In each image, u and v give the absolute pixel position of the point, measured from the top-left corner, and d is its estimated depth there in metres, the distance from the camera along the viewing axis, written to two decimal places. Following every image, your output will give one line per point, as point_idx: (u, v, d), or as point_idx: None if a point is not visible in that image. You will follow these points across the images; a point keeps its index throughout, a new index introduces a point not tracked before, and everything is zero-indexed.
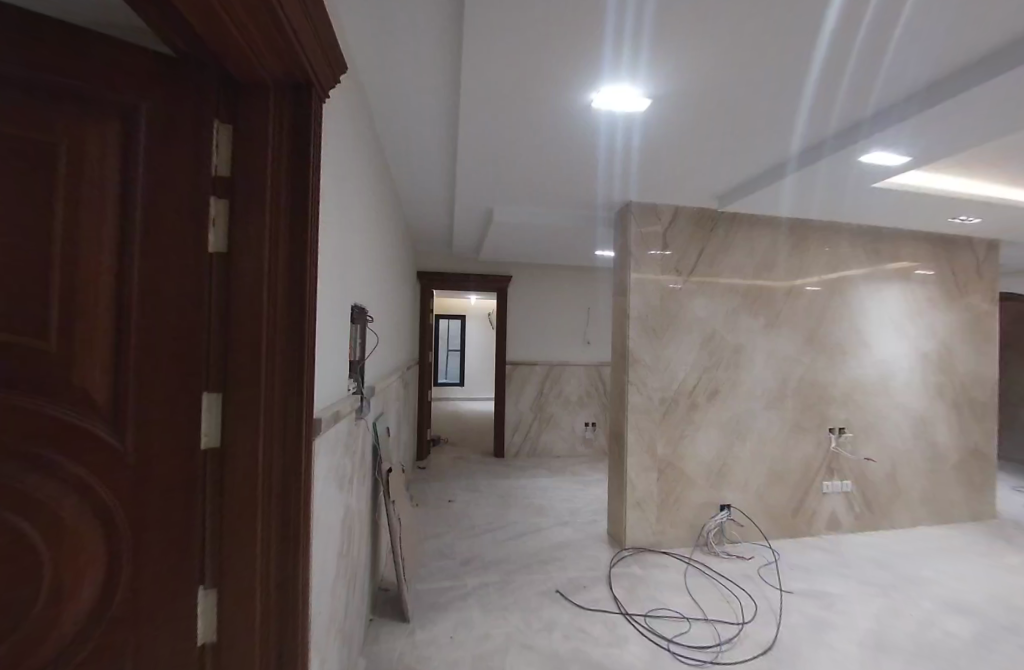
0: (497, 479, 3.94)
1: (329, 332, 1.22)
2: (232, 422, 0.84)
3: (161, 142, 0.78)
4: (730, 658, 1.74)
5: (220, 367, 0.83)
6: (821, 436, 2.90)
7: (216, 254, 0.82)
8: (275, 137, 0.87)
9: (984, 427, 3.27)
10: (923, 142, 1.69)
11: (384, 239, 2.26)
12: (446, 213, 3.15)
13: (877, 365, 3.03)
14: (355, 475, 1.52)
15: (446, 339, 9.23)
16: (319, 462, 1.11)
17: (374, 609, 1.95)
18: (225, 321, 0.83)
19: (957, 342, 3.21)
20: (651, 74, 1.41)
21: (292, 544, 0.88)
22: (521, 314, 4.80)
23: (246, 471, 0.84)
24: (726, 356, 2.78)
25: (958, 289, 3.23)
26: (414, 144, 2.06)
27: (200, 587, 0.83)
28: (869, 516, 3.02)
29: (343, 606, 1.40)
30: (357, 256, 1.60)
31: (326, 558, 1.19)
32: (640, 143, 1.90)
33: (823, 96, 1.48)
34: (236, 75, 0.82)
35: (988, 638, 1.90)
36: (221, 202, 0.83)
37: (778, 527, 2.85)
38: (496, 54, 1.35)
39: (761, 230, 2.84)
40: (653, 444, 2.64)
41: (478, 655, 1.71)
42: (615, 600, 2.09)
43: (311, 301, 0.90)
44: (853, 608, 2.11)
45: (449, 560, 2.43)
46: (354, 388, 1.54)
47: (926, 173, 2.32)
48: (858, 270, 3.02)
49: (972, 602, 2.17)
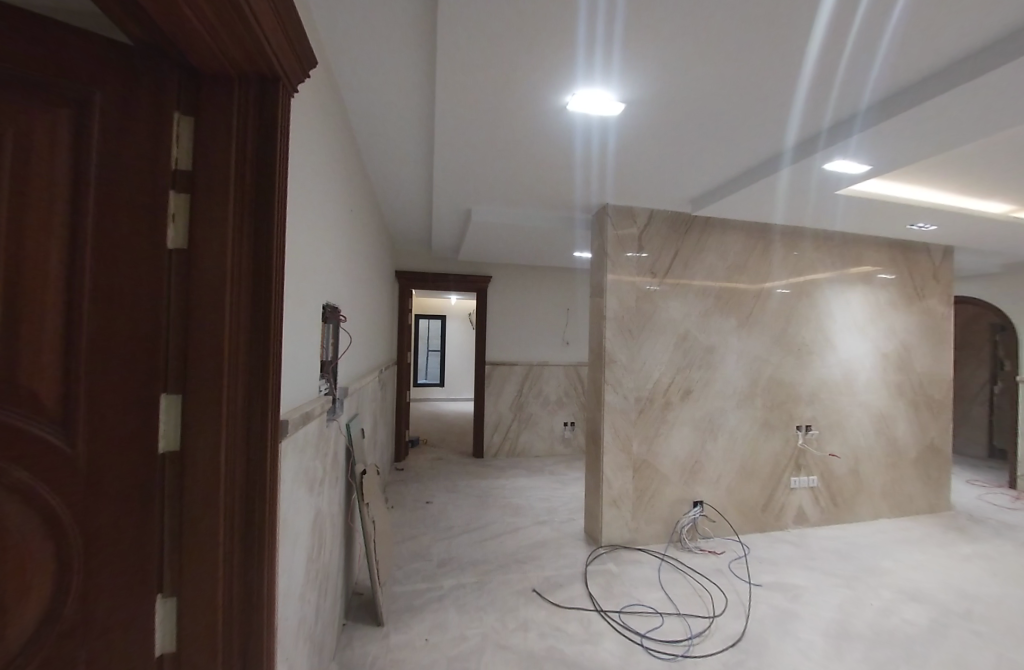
0: (475, 479, 3.92)
1: (298, 330, 1.19)
2: (191, 423, 0.81)
3: (117, 132, 0.75)
4: (700, 651, 1.78)
5: (180, 366, 0.81)
6: (789, 433, 3.00)
7: (177, 252, 0.80)
8: (240, 130, 0.84)
9: (940, 423, 3.44)
10: (882, 151, 1.77)
11: (360, 238, 2.22)
12: (423, 212, 3.12)
13: (841, 364, 3.16)
14: (326, 477, 1.49)
15: (426, 339, 9.13)
16: (287, 465, 1.08)
17: (347, 614, 1.91)
18: (187, 320, 0.81)
19: (915, 342, 3.37)
20: (623, 79, 1.44)
21: (257, 550, 0.86)
22: (501, 314, 4.80)
23: (208, 474, 0.82)
24: (699, 356, 2.84)
25: (916, 293, 3.39)
26: (390, 142, 2.03)
27: (159, 594, 0.81)
28: (834, 510, 3.14)
29: (314, 611, 1.38)
30: (330, 253, 1.57)
31: (294, 561, 1.16)
32: (616, 145, 1.91)
33: (794, 100, 1.52)
34: (197, 65, 0.80)
35: (942, 624, 2.00)
36: (182, 197, 0.81)
37: (749, 522, 2.93)
38: (474, 56, 1.35)
39: (733, 234, 2.92)
40: (628, 442, 2.68)
41: (453, 656, 1.70)
42: (591, 597, 2.12)
43: (279, 298, 0.88)
44: (818, 598, 2.19)
45: (425, 562, 2.41)
46: (326, 388, 1.52)
47: (886, 181, 2.43)
48: (824, 273, 3.13)
49: (928, 591, 2.28)
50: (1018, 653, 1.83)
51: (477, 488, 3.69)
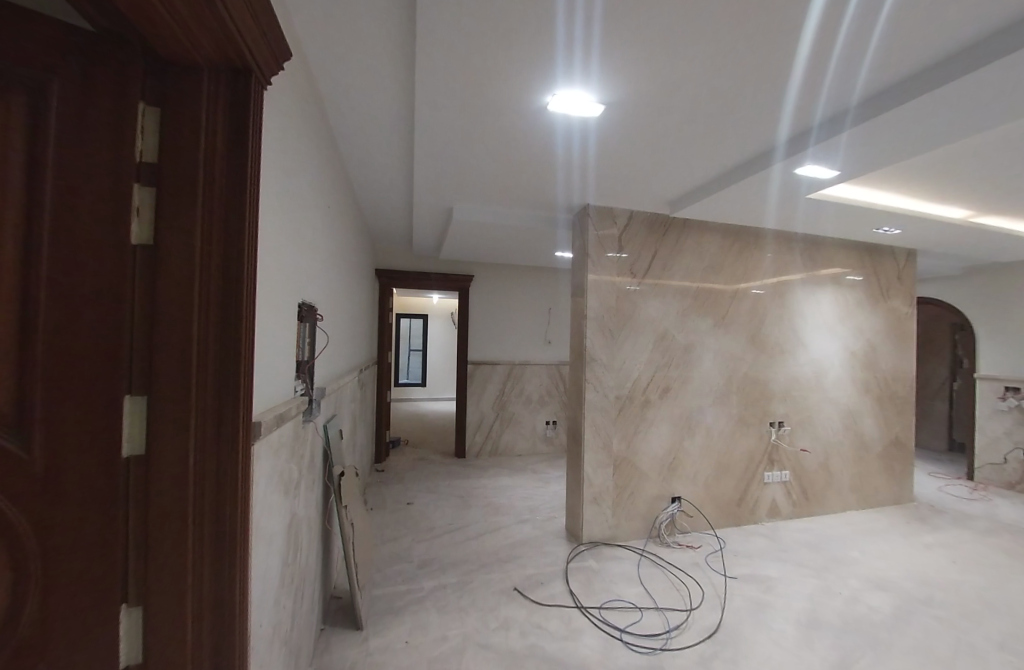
0: (457, 480, 3.90)
1: (273, 330, 1.17)
2: (156, 426, 0.78)
3: (76, 122, 0.71)
4: (678, 643, 1.82)
5: (145, 366, 0.78)
6: (763, 429, 3.09)
7: (141, 247, 0.77)
8: (210, 122, 0.81)
9: (904, 418, 3.60)
10: (852, 156, 1.83)
11: (338, 235, 2.19)
12: (403, 210, 3.08)
13: (812, 362, 3.27)
14: (302, 479, 1.46)
15: (408, 338, 9.03)
16: (259, 469, 1.04)
17: (325, 619, 1.88)
18: (152, 319, 0.78)
19: (881, 341, 3.52)
20: (601, 81, 1.45)
21: (228, 556, 0.83)
22: (483, 314, 4.79)
23: (175, 478, 0.79)
24: (677, 355, 2.90)
25: (882, 293, 3.54)
26: (368, 141, 2.00)
27: (124, 604, 0.77)
28: (805, 503, 3.26)
29: (290, 616, 1.35)
30: (306, 251, 1.53)
31: (269, 566, 1.13)
32: (597, 144, 1.91)
33: (771, 103, 1.55)
34: (163, 53, 0.77)
35: (905, 611, 2.10)
36: (147, 190, 0.78)
37: (725, 517, 3.00)
38: (455, 49, 1.31)
39: (710, 236, 2.99)
40: (609, 440, 2.72)
41: (433, 657, 1.69)
42: (572, 594, 2.14)
43: (251, 297, 0.86)
44: (790, 589, 2.27)
45: (405, 564, 2.38)
46: (302, 389, 1.49)
47: (854, 186, 2.53)
48: (796, 274, 3.24)
49: (893, 579, 2.39)
50: (974, 636, 1.93)
51: (458, 488, 3.66)
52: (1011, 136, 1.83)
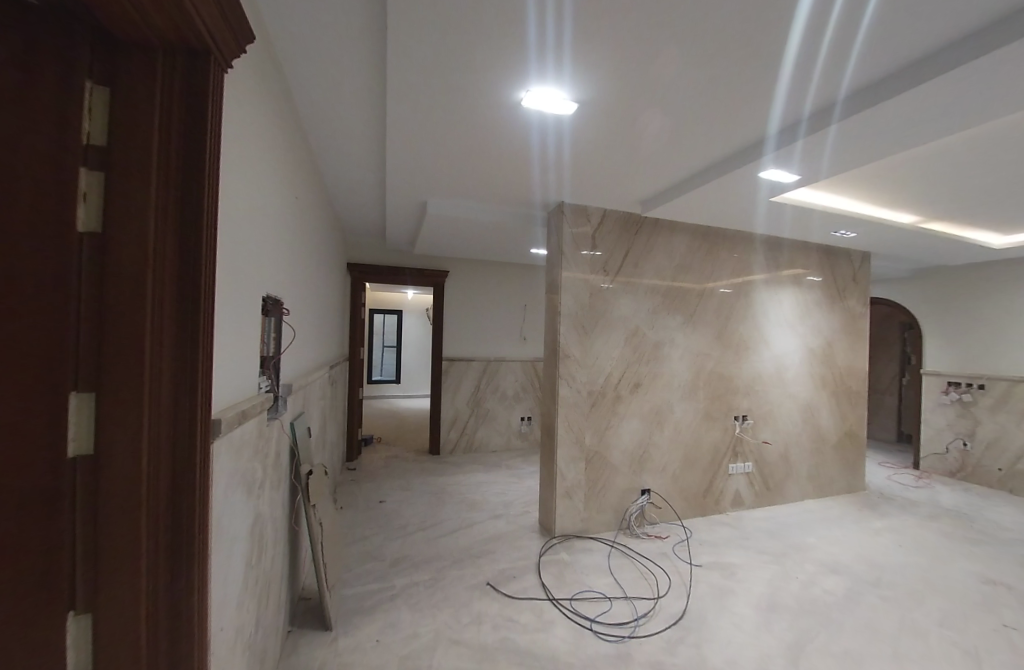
0: (431, 477, 3.87)
1: (235, 326, 1.12)
2: (103, 425, 0.73)
3: (15, 99, 0.66)
4: (645, 630, 1.88)
5: (93, 360, 0.73)
6: (728, 423, 3.22)
7: (88, 234, 0.73)
8: (163, 106, 0.77)
9: (858, 412, 3.81)
10: (821, 158, 1.89)
11: (307, 228, 2.13)
12: (375, 203, 3.02)
13: (774, 358, 3.42)
14: (267, 478, 1.41)
15: (381, 333, 8.86)
16: (219, 468, 1.00)
17: (293, 620, 1.83)
18: (100, 311, 0.73)
19: (837, 338, 3.71)
20: (576, 77, 1.46)
21: (184, 561, 0.80)
22: (458, 310, 4.76)
23: (126, 479, 0.75)
24: (648, 351, 2.97)
25: (838, 293, 3.73)
26: (339, 132, 1.94)
27: (72, 612, 0.73)
28: (766, 493, 3.41)
29: (253, 620, 1.31)
30: (272, 242, 1.48)
31: (230, 569, 1.09)
32: (572, 140, 1.91)
33: (745, 104, 1.60)
34: (113, 29, 0.73)
35: (855, 592, 2.24)
36: (95, 174, 0.73)
37: (691, 507, 3.11)
38: (429, 35, 1.27)
39: (679, 235, 3.08)
40: (581, 435, 2.76)
41: (404, 656, 1.68)
42: (544, 586, 2.17)
43: (209, 292, 0.82)
44: (751, 575, 2.37)
45: (376, 562, 2.35)
46: (267, 385, 1.44)
47: (812, 191, 2.65)
48: (761, 274, 3.38)
49: (845, 563, 2.54)
50: (916, 614, 2.08)
51: (432, 485, 3.64)
52: (958, 144, 1.95)
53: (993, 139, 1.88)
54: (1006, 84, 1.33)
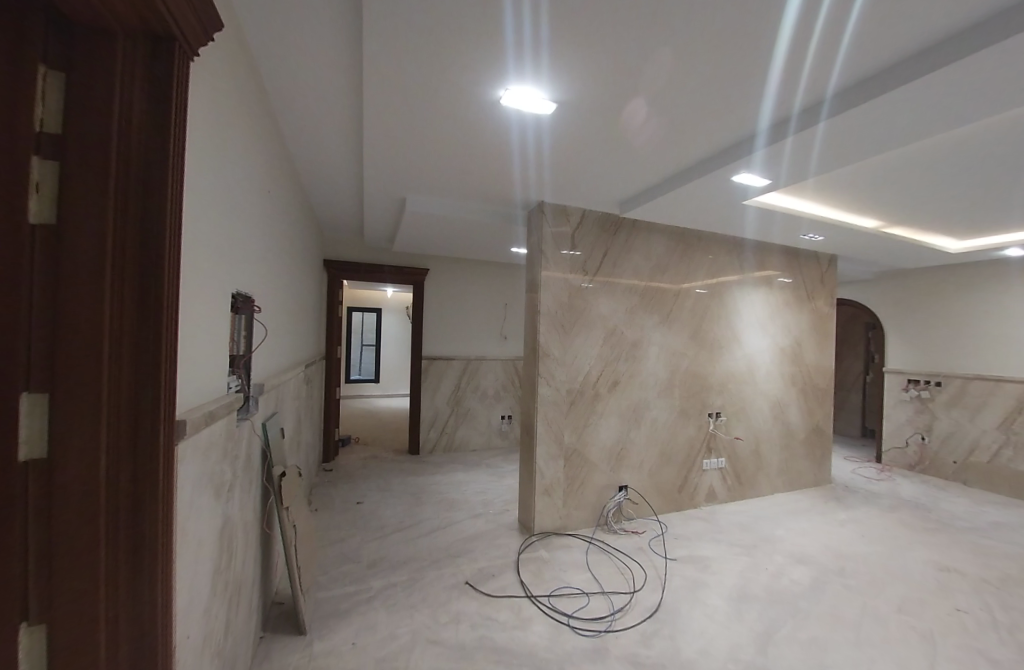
0: (410, 477, 3.83)
1: (202, 325, 1.08)
2: (58, 426, 0.70)
3: None
4: (621, 624, 1.92)
5: (47, 360, 0.70)
6: (702, 420, 3.30)
7: (41, 227, 0.69)
8: (125, 91, 0.74)
9: (824, 408, 3.96)
10: (800, 156, 1.95)
11: (280, 224, 2.07)
12: (352, 200, 2.97)
13: (747, 357, 3.53)
14: (237, 481, 1.37)
15: (360, 332, 8.73)
16: (183, 470, 0.96)
17: (266, 625, 1.79)
18: (55, 305, 0.69)
19: (806, 338, 3.85)
20: (555, 76, 1.46)
21: (149, 561, 0.77)
22: (438, 309, 4.72)
23: (84, 481, 0.71)
24: (625, 350, 3.02)
25: (807, 295, 3.87)
26: (315, 127, 1.90)
27: (25, 622, 0.69)
28: (738, 487, 3.52)
29: (223, 626, 1.27)
30: (244, 240, 1.44)
31: (197, 575, 1.05)
32: (551, 139, 1.92)
33: (723, 105, 1.64)
34: (69, 11, 0.69)
35: (821, 582, 2.34)
36: (49, 162, 0.69)
37: (667, 503, 3.18)
38: (408, 29, 1.25)
39: (656, 236, 3.13)
40: (560, 434, 2.78)
41: (381, 657, 1.66)
42: (522, 584, 2.19)
43: (173, 287, 0.80)
44: (724, 567, 2.45)
45: (353, 565, 2.31)
46: (236, 385, 1.40)
47: (783, 195, 2.74)
48: (734, 276, 3.47)
49: (811, 554, 2.65)
50: (878, 601, 2.18)
51: (411, 486, 3.60)
52: (921, 150, 2.04)
53: (952, 146, 1.97)
54: (971, 87, 1.40)
